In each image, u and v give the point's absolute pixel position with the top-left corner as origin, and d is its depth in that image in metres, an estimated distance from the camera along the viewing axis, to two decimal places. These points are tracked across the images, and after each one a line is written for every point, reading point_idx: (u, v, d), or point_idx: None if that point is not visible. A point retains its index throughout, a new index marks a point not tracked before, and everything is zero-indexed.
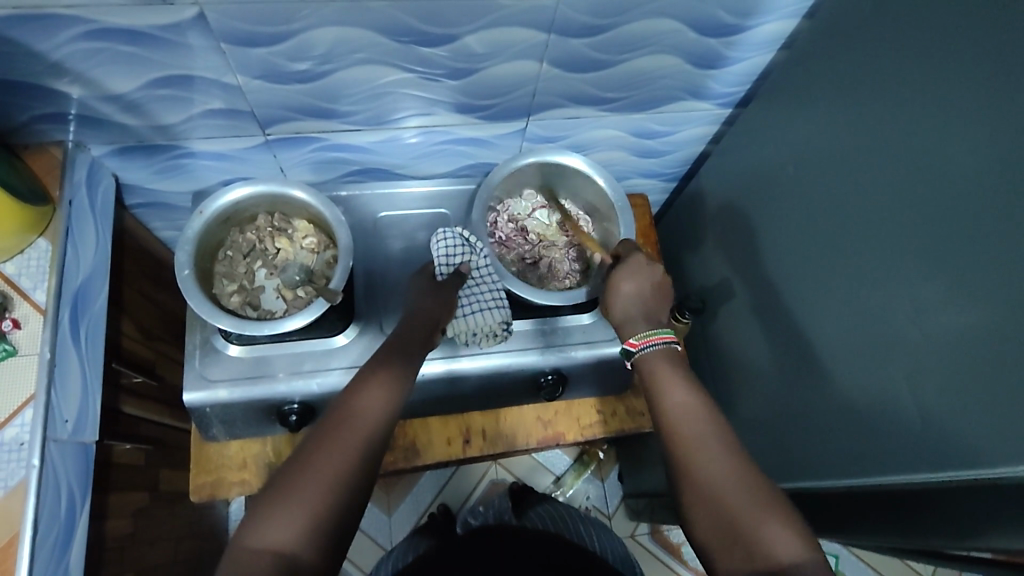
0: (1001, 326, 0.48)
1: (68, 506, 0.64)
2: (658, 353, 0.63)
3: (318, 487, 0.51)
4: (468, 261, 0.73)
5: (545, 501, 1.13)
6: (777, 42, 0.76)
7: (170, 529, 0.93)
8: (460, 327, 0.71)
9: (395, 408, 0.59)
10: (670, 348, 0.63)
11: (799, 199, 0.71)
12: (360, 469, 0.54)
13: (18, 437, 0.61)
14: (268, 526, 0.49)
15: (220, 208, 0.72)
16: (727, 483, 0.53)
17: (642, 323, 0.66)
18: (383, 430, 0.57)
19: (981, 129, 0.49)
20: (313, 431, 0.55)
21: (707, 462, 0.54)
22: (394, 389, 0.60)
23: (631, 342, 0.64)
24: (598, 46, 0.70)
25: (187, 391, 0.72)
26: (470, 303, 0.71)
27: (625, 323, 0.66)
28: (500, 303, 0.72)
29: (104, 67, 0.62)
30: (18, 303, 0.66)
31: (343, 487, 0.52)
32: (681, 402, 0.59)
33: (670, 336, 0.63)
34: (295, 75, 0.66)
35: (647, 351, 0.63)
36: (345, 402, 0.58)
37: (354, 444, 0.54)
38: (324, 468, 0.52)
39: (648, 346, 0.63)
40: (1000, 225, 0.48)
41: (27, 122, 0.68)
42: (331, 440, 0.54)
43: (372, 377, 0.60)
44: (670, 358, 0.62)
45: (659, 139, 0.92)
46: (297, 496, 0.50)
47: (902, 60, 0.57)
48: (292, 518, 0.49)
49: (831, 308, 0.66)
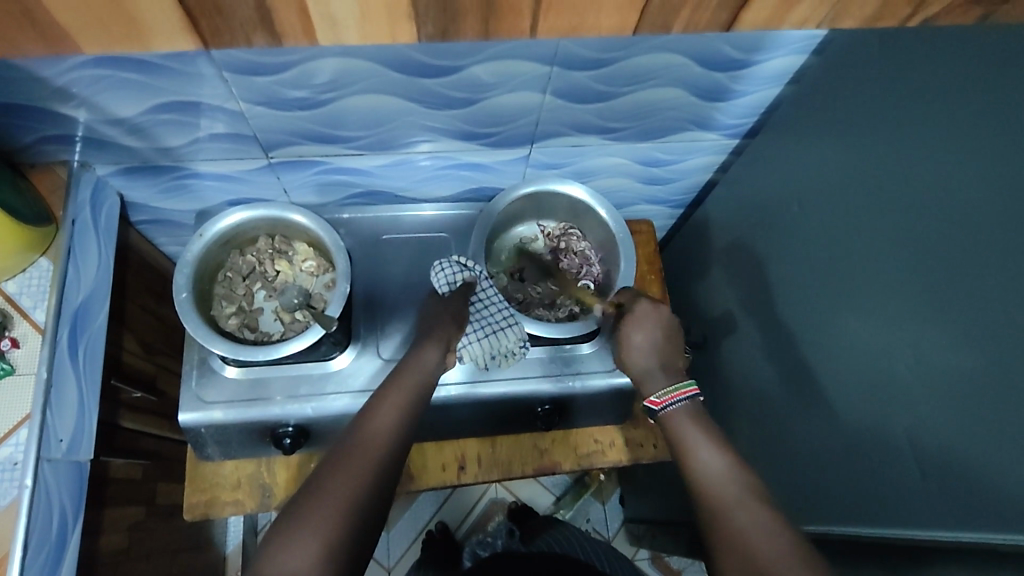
0: (994, 390, 0.46)
1: (60, 525, 0.65)
2: (683, 409, 0.61)
3: (337, 499, 0.50)
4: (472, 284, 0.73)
5: (561, 524, 1.11)
6: (785, 76, 0.75)
7: (166, 542, 0.94)
8: (477, 350, 0.69)
9: (409, 426, 0.59)
10: (693, 402, 0.62)
11: (799, 238, 0.70)
12: (378, 483, 0.53)
13: (11, 456, 0.62)
14: (289, 544, 0.47)
15: (220, 231, 0.72)
16: (754, 532, 0.49)
17: (662, 376, 0.65)
18: (398, 444, 0.56)
19: (979, 182, 0.48)
20: (331, 452, 0.54)
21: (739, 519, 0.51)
22: (407, 412, 0.59)
23: (653, 399, 0.62)
24: (602, 78, 0.69)
25: (183, 412, 0.73)
26: (479, 327, 0.70)
27: (647, 375, 0.65)
28: (512, 322, 0.72)
29: (108, 93, 0.62)
30: (18, 322, 0.67)
31: (360, 501, 0.51)
32: (709, 462, 0.56)
33: (693, 389, 0.62)
34: (296, 103, 0.67)
35: (672, 408, 0.61)
36: (361, 422, 0.58)
37: (371, 457, 0.54)
38: (342, 484, 0.51)
39: (672, 403, 0.61)
40: (995, 284, 0.46)
41: (33, 142, 0.69)
42: (348, 461, 0.53)
43: (387, 398, 0.60)
44: (697, 417, 0.60)
45: (666, 167, 0.91)
46: (315, 512, 0.49)
47: (908, 105, 0.55)
48: (312, 535, 0.48)
49: (827, 353, 0.64)
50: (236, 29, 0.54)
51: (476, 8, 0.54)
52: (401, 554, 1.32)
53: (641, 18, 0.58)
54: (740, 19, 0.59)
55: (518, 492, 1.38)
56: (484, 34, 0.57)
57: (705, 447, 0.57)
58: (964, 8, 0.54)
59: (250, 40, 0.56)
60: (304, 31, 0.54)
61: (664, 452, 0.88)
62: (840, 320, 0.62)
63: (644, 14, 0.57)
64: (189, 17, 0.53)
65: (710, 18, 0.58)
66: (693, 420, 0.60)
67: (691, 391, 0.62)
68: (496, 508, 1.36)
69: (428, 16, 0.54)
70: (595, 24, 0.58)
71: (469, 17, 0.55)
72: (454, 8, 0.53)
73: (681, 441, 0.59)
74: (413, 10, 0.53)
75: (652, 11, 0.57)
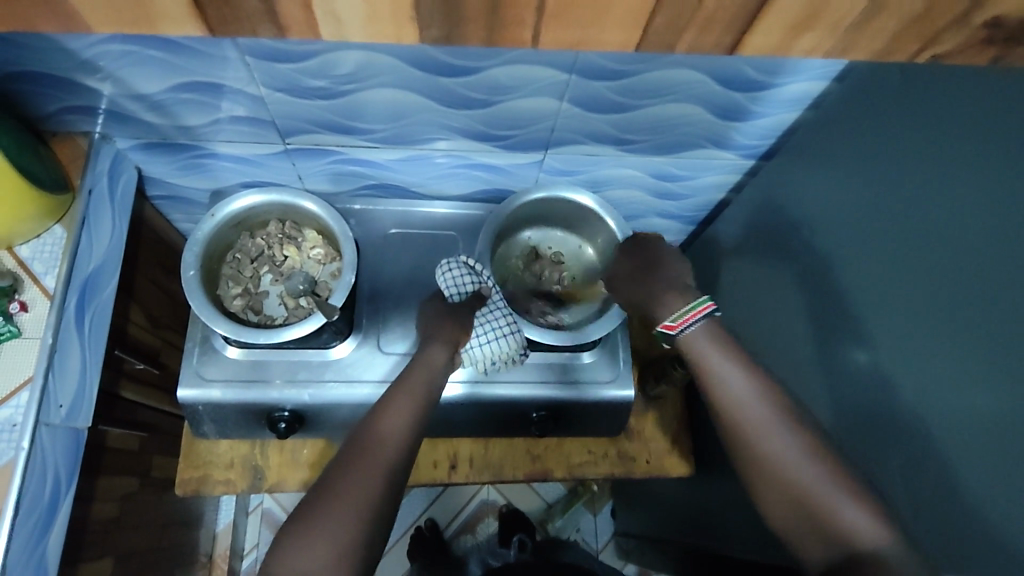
0: (986, 432, 0.46)
1: (52, 489, 0.65)
2: (701, 329, 0.59)
3: (344, 506, 0.51)
4: (481, 287, 0.72)
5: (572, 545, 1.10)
6: (806, 101, 0.74)
7: (158, 515, 0.95)
8: (477, 355, 0.70)
9: (417, 429, 0.59)
10: (709, 320, 0.60)
11: (806, 264, 0.69)
12: (386, 488, 0.54)
13: (10, 418, 0.63)
14: (296, 556, 0.48)
15: (232, 212, 0.73)
16: (791, 463, 0.52)
17: (678, 300, 0.63)
18: (404, 449, 0.57)
19: (985, 220, 0.48)
20: (339, 455, 0.55)
21: (772, 449, 0.53)
22: (416, 414, 0.59)
23: (668, 325, 0.60)
24: (620, 90, 0.69)
25: (182, 387, 0.74)
26: (485, 330, 0.70)
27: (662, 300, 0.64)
28: (514, 329, 0.72)
29: (133, 68, 0.64)
30: (27, 286, 0.68)
31: (367, 511, 0.52)
32: (733, 381, 0.56)
33: (709, 307, 0.60)
34: (317, 92, 0.67)
35: (688, 330, 0.60)
36: (369, 424, 0.58)
37: (378, 466, 0.54)
38: (351, 491, 0.52)
39: (690, 324, 0.60)
40: (992, 326, 0.46)
41: (57, 111, 0.70)
42: (356, 467, 0.54)
43: (396, 400, 0.60)
44: (714, 334, 0.59)
45: (680, 183, 0.91)
46: (322, 521, 0.50)
47: (920, 138, 0.55)
48: (319, 547, 0.49)
49: (824, 382, 0.64)
50: (241, 20, 0.50)
51: (482, 14, 0.49)
52: (390, 547, 1.32)
53: (647, 34, 0.52)
54: (746, 44, 0.53)
55: (510, 495, 1.38)
56: (488, 42, 0.52)
57: (726, 362, 0.57)
58: (981, 47, 0.51)
59: (253, 32, 0.51)
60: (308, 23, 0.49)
61: (656, 468, 0.88)
62: (839, 350, 0.62)
63: (649, 32, 0.52)
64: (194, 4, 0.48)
65: (714, 40, 0.53)
66: (712, 337, 0.59)
67: (708, 307, 0.60)
68: (487, 510, 1.36)
69: (434, 17, 0.49)
70: (600, 39, 0.52)
71: (474, 22, 0.50)
72: (461, 10, 0.49)
73: (702, 361, 0.58)
74: (418, 10, 0.49)
75: (656, 28, 0.51)
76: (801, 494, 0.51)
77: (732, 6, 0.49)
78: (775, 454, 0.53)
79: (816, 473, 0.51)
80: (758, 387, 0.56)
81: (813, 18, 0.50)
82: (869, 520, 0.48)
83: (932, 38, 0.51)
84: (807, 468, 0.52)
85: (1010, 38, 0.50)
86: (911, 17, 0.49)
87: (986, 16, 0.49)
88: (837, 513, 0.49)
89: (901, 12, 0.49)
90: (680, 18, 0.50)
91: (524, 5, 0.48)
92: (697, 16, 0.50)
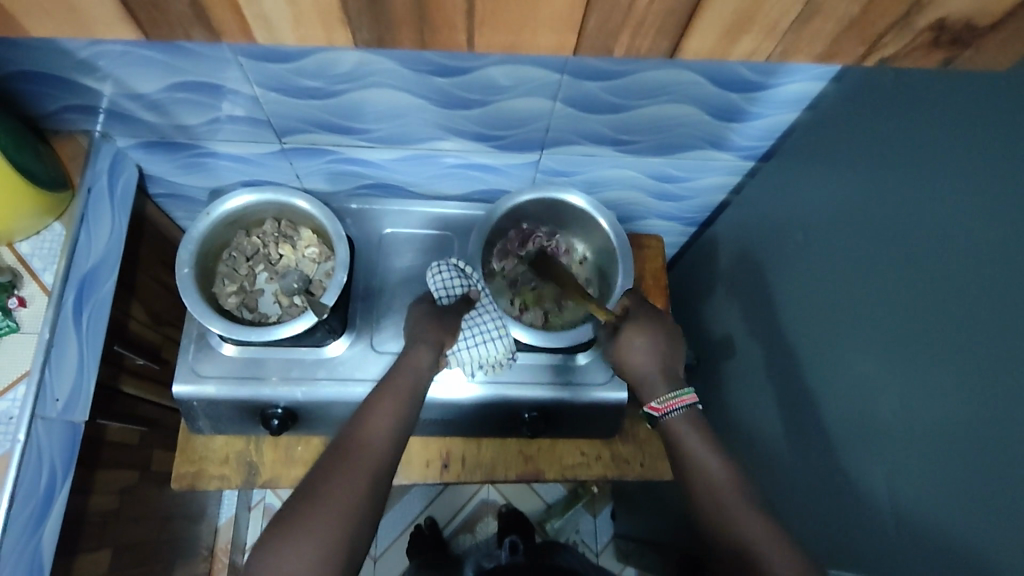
0: (975, 442, 0.44)
1: (48, 481, 0.67)
2: (683, 417, 0.63)
3: (331, 503, 0.52)
4: (469, 290, 0.73)
5: (564, 549, 1.09)
6: (804, 102, 0.73)
7: (157, 508, 0.97)
8: (465, 358, 0.70)
9: (401, 430, 0.59)
10: (692, 410, 0.63)
11: (801, 266, 0.68)
12: (372, 487, 0.54)
13: (7, 411, 0.64)
14: (282, 552, 0.49)
15: (228, 210, 0.74)
16: (739, 513, 0.55)
17: (662, 383, 0.66)
18: (390, 450, 0.57)
19: (975, 225, 0.47)
20: (326, 456, 0.56)
21: (722, 500, 0.56)
22: (401, 416, 0.60)
23: (654, 407, 0.64)
24: (614, 90, 0.69)
25: (177, 383, 0.75)
26: (472, 333, 0.70)
27: (645, 382, 0.67)
28: (503, 332, 0.72)
29: (130, 68, 0.64)
30: (27, 282, 0.69)
31: (354, 510, 0.52)
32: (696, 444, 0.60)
33: (691, 398, 0.64)
34: (311, 92, 0.68)
35: (672, 415, 0.63)
36: (355, 425, 0.58)
37: (364, 466, 0.55)
38: (337, 490, 0.53)
39: (673, 410, 0.63)
40: (980, 333, 0.45)
41: (58, 110, 0.72)
42: (341, 468, 0.54)
43: (383, 401, 0.60)
44: (694, 423, 0.62)
45: (678, 184, 0.90)
46: (309, 519, 0.50)
47: (913, 140, 0.54)
48: (306, 543, 0.49)
49: (817, 387, 0.63)
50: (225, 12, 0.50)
51: (411, 18, 0.51)
52: (389, 544, 1.33)
53: (582, 37, 0.54)
54: (685, 47, 0.55)
55: (510, 496, 1.38)
56: (421, 45, 0.55)
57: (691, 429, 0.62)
58: (928, 49, 0.55)
59: (189, 37, 0.54)
60: (239, 27, 0.52)
61: (649, 471, 0.88)
62: (832, 356, 0.61)
63: (584, 35, 0.54)
64: (125, 7, 0.50)
65: (651, 44, 0.55)
66: (688, 417, 0.63)
67: (691, 399, 0.64)
68: (486, 509, 1.36)
69: (363, 21, 0.52)
70: (534, 44, 0.55)
71: (405, 28, 0.53)
72: (388, 15, 0.51)
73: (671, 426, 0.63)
74: (347, 13, 0.51)
75: (591, 30, 0.53)
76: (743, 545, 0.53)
77: (660, 9, 0.51)
78: (728, 506, 0.56)
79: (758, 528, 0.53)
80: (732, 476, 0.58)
81: (748, 23, 0.53)
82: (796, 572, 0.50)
83: (875, 41, 0.57)
84: (753, 521, 0.54)
85: (955, 39, 0.54)
86: (848, 21, 0.54)
87: (929, 18, 0.53)
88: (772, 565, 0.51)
89: (841, 16, 0.53)
90: (614, 20, 0.52)
91: (451, 9, 0.50)
92: (627, 21, 0.52)
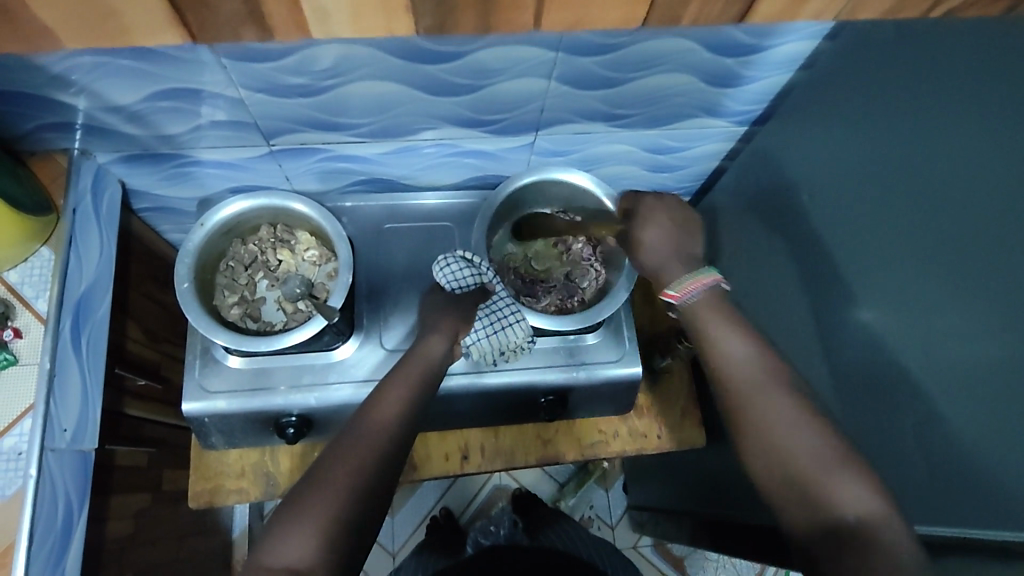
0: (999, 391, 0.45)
1: (65, 513, 0.65)
2: (702, 301, 0.57)
3: (334, 490, 0.50)
4: (480, 279, 0.71)
5: (565, 522, 1.09)
6: (797, 61, 0.73)
7: (173, 527, 0.95)
8: (484, 348, 0.69)
9: (412, 418, 0.58)
10: (713, 290, 0.58)
11: (806, 226, 0.68)
12: (376, 475, 0.53)
13: (15, 446, 0.62)
14: (282, 540, 0.47)
15: (220, 219, 0.71)
16: (785, 431, 0.49)
17: (679, 265, 0.60)
18: (399, 437, 0.56)
19: (985, 175, 0.46)
20: (333, 442, 0.55)
21: (768, 416, 0.50)
22: (410, 402, 0.58)
23: (670, 294, 0.58)
24: (608, 64, 0.67)
25: (187, 401, 0.73)
26: (488, 322, 0.69)
27: (663, 266, 0.60)
28: (519, 317, 0.71)
29: (107, 80, 0.62)
30: (20, 313, 0.66)
31: (353, 502, 0.50)
32: (740, 355, 0.54)
33: (712, 277, 0.58)
34: (296, 90, 0.65)
35: (692, 299, 0.57)
36: (363, 413, 0.57)
37: (369, 452, 0.53)
38: (338, 477, 0.51)
39: (692, 294, 0.57)
40: (994, 280, 0.45)
41: (32, 130, 0.68)
42: (346, 455, 0.53)
43: (392, 388, 0.59)
44: (716, 303, 0.57)
45: (673, 155, 0.89)
46: (307, 511, 0.49)
47: (915, 91, 0.54)
48: (305, 530, 0.48)
49: (830, 347, 0.63)
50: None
51: None
52: (406, 538, 1.33)
53: None
54: None
55: (521, 478, 1.38)
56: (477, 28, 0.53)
57: (731, 336, 0.55)
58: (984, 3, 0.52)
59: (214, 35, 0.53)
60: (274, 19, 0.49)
61: (667, 442, 0.88)
62: (845, 315, 0.61)
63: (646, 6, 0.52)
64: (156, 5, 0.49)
65: None
66: (714, 306, 0.57)
67: (711, 279, 0.58)
68: (500, 494, 1.37)
69: None
70: (598, 17, 0.57)
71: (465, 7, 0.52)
72: None
73: (702, 329, 0.56)
74: None
75: None
76: (793, 466, 0.48)
77: None
78: (777, 428, 0.50)
79: (813, 443, 0.48)
80: (760, 351, 0.54)
81: None
82: (862, 492, 0.45)
83: None
84: (798, 440, 0.49)
85: None
86: None
87: None
88: (827, 484, 0.46)
89: None
90: None
91: None
92: None
